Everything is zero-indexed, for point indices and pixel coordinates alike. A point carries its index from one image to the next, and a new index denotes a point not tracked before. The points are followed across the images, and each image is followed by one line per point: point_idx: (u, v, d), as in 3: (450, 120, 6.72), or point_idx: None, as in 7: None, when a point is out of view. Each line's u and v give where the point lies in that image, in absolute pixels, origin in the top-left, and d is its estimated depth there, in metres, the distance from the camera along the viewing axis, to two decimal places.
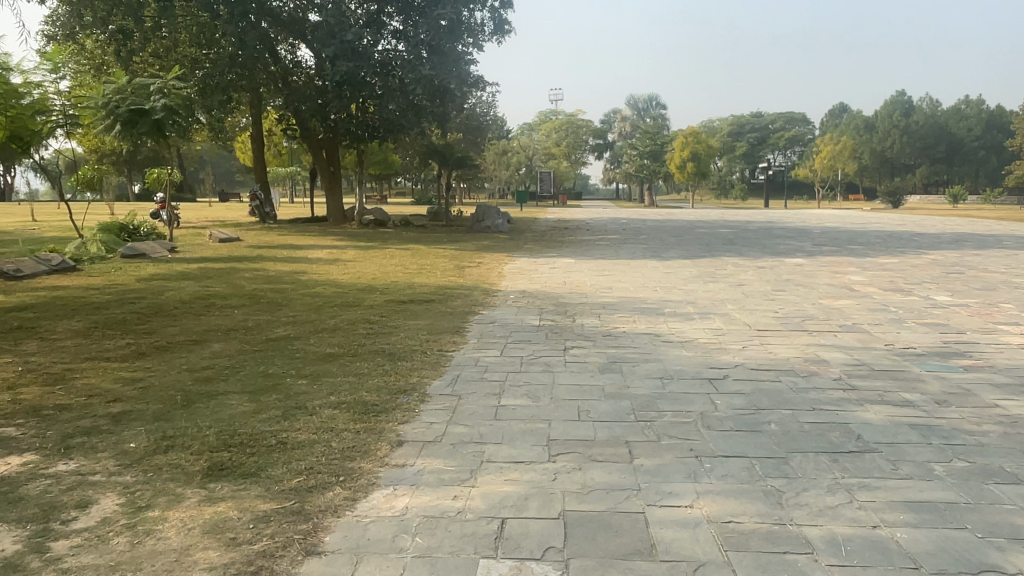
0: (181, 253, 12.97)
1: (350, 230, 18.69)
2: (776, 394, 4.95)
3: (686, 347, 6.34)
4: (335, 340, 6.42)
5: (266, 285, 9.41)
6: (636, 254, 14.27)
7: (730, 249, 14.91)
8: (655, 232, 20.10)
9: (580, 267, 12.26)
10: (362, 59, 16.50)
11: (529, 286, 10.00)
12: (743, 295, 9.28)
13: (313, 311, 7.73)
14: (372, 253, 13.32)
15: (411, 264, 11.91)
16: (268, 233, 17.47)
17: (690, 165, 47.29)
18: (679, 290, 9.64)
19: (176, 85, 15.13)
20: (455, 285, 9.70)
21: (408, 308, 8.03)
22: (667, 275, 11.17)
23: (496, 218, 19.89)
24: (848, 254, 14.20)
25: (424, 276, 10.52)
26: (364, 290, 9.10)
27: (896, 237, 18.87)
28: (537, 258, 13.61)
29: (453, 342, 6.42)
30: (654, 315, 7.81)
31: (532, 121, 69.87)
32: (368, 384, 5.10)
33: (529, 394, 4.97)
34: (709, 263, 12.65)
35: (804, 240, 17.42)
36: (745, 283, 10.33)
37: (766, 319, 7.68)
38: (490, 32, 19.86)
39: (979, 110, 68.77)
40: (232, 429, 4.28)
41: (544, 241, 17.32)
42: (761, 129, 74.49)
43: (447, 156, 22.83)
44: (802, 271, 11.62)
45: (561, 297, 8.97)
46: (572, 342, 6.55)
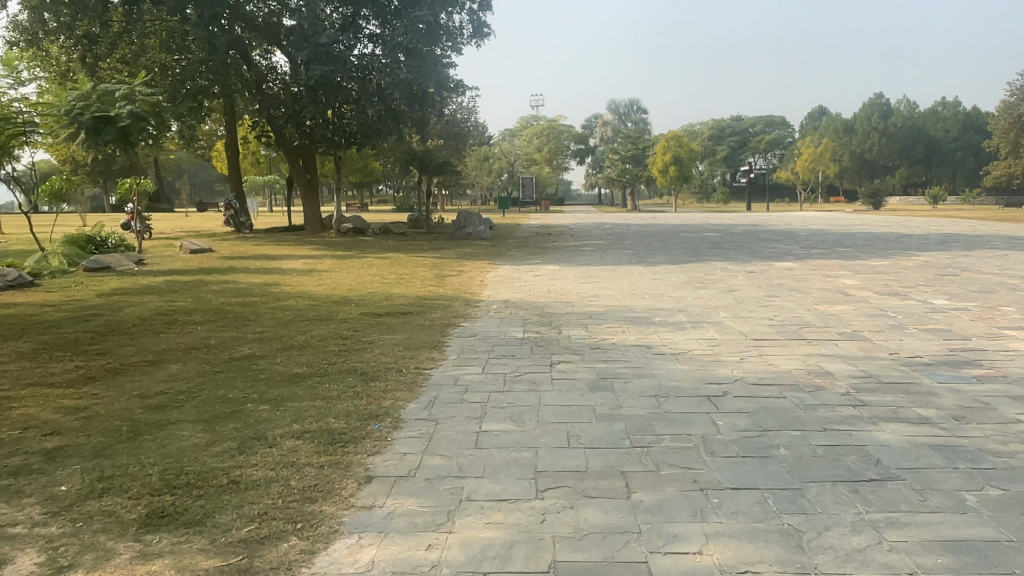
0: (149, 266, 12.43)
1: (328, 238, 18.19)
2: (782, 413, 4.55)
3: (681, 360, 5.94)
4: (304, 359, 5.94)
5: (235, 298, 8.91)
6: (622, 259, 13.90)
7: (717, 254, 14.59)
8: (640, 236, 19.77)
9: (565, 274, 11.86)
10: (337, 63, 16.02)
11: (512, 295, 9.59)
12: (736, 302, 8.92)
13: (282, 327, 7.24)
14: (349, 263, 12.85)
15: (389, 275, 11.45)
16: (243, 244, 16.92)
17: (672, 169, 47.18)
18: (669, 297, 9.26)
19: (143, 91, 14.52)
20: (435, 296, 9.25)
21: (384, 322, 7.56)
22: (655, 281, 10.80)
23: (478, 225, 19.45)
24: (837, 257, 13.91)
25: (403, 287, 10.05)
26: (338, 303, 8.62)
27: (882, 239, 18.67)
28: (521, 265, 13.21)
29: (431, 359, 5.98)
30: (645, 325, 7.41)
31: (514, 128, 69.62)
32: (336, 410, 4.63)
33: (513, 417, 4.53)
34: (698, 268, 12.30)
35: (791, 243, 17.15)
36: (736, 289, 9.98)
37: (762, 328, 7.30)
38: (469, 35, 19.46)
39: (956, 111, 69.36)
40: (180, 466, 3.80)
41: (527, 247, 16.91)
42: (742, 132, 74.72)
43: (428, 162, 22.38)
44: (793, 276, 11.29)
45: (547, 307, 8.55)
46: (560, 357, 6.12)
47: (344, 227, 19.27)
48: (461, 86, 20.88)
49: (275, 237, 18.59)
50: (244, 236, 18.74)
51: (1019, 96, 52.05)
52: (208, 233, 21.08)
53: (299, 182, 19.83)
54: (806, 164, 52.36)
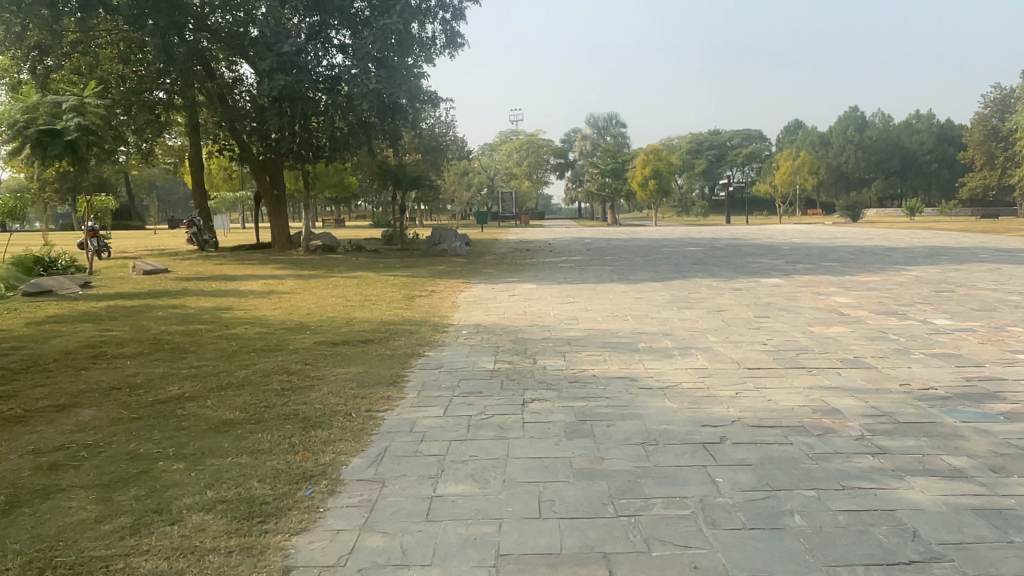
0: (95, 288, 11.54)
1: (295, 257, 17.37)
2: (793, 466, 3.85)
3: (669, 396, 5.24)
4: (239, 402, 5.17)
5: (178, 326, 8.08)
6: (602, 277, 13.24)
7: (701, 270, 14.00)
8: (620, 252, 19.17)
9: (542, 293, 11.17)
10: (302, 73, 15.30)
11: (484, 317, 8.88)
12: (725, 323, 8.27)
13: (222, 360, 6.45)
14: (312, 284, 12.04)
15: (354, 296, 10.67)
16: (204, 263, 16.06)
17: (652, 182, 46.86)
18: (653, 319, 8.59)
19: (92, 102, 13.54)
20: (399, 320, 8.48)
21: (340, 352, 6.80)
22: (637, 301, 10.12)
23: (453, 241, 18.75)
24: (825, 272, 13.36)
25: (367, 309, 9.29)
26: (292, 331, 7.84)
27: (867, 252, 18.22)
28: (495, 283, 12.49)
29: (386, 398, 5.23)
30: (628, 353, 6.71)
31: (493, 142, 69.15)
32: (263, 471, 3.88)
33: (474, 475, 3.80)
34: (682, 286, 11.66)
35: (776, 258, 16.60)
36: (723, 308, 9.34)
37: (756, 354, 6.64)
38: (442, 46, 18.82)
39: (929, 124, 69.97)
40: (53, 552, 3.05)
41: (504, 264, 16.21)
42: (720, 146, 74.88)
43: (401, 176, 21.66)
44: (782, 293, 10.68)
45: (521, 332, 7.83)
46: (532, 393, 5.39)
47: (313, 245, 18.46)
48: (435, 98, 20.24)
49: (240, 255, 17.75)
50: (207, 255, 17.88)
51: (993, 109, 52.49)
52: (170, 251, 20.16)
53: (266, 198, 19.02)
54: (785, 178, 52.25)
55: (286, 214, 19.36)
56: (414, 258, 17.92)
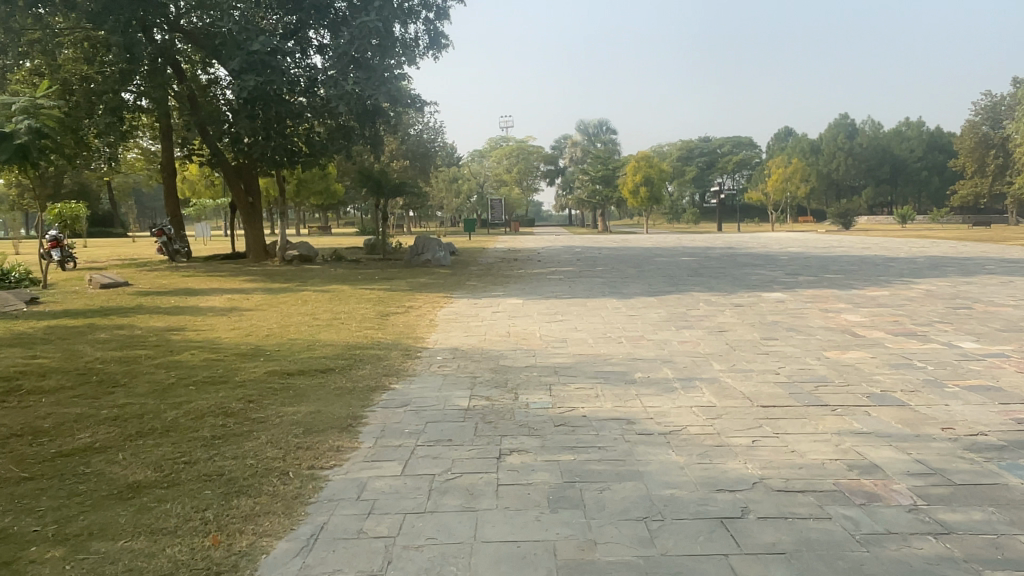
0: (41, 304, 10.58)
1: (269, 268, 16.45)
2: (838, 556, 3.00)
3: (674, 447, 4.37)
4: (156, 456, 4.28)
5: (116, 351, 7.16)
6: (593, 290, 12.41)
7: (697, 283, 13.19)
8: (611, 262, 18.36)
9: (528, 309, 10.32)
10: (274, 72, 14.40)
11: (462, 339, 8.00)
12: (730, 347, 7.43)
13: (152, 398, 5.55)
14: (281, 299, 11.13)
15: (323, 314, 9.78)
16: (170, 275, 15.09)
17: (643, 189, 46.20)
18: (649, 341, 7.74)
19: (43, 104, 12.24)
20: (367, 344, 7.59)
21: (293, 386, 5.92)
22: (632, 319, 9.29)
23: (436, 250, 17.86)
24: (828, 286, 12.58)
25: (334, 331, 8.40)
26: (243, 357, 6.95)
27: (868, 263, 17.49)
28: (479, 298, 11.63)
29: (335, 451, 4.35)
30: (623, 386, 5.84)
31: (482, 149, 68.40)
32: (157, 565, 3.01)
33: (429, 570, 2.93)
34: (679, 301, 10.84)
35: (775, 269, 15.81)
36: (727, 328, 8.50)
37: (770, 387, 5.80)
38: (425, 47, 17.98)
39: (918, 131, 69.71)
40: None
41: (490, 276, 15.36)
42: (710, 153, 74.45)
43: (384, 183, 20.79)
44: (787, 310, 9.86)
45: (502, 358, 6.96)
46: (510, 442, 4.50)
47: (288, 255, 17.52)
48: (419, 101, 19.44)
49: (211, 267, 16.81)
50: (177, 266, 16.94)
51: (984, 117, 51.97)
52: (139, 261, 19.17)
53: (239, 205, 18.08)
54: (777, 185, 51.63)
55: (261, 222, 18.43)
56: (395, 269, 17.05)
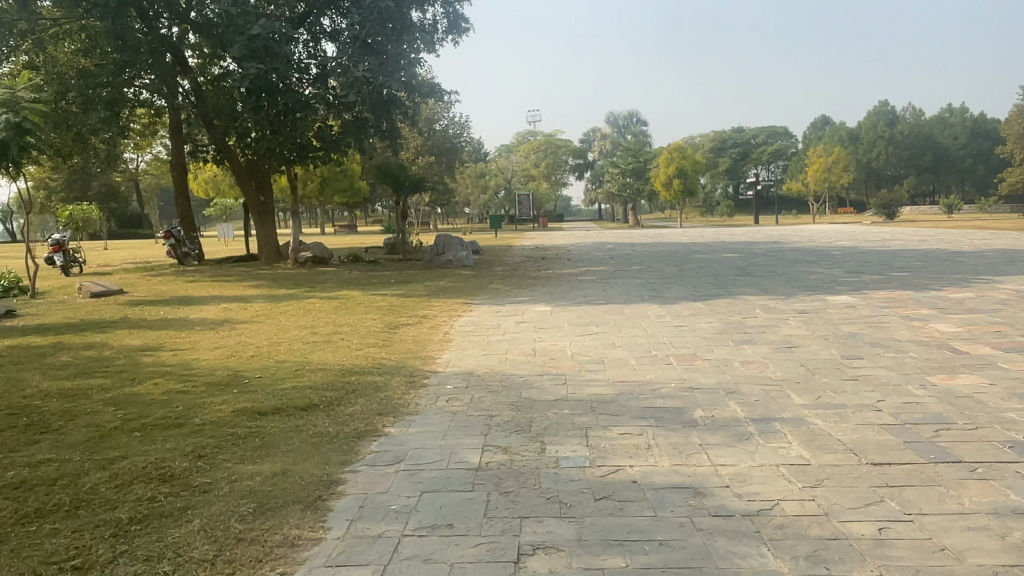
0: (17, 318, 9.53)
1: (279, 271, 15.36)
2: None
3: (770, 543, 3.04)
4: (39, 557, 3.08)
5: (67, 382, 6.00)
6: (630, 294, 11.07)
7: (748, 284, 11.77)
8: (646, 260, 16.98)
9: (557, 319, 9.04)
10: (276, 57, 13.26)
11: (477, 360, 6.74)
12: (806, 370, 6.07)
13: (79, 452, 4.37)
14: (281, 309, 9.95)
15: (324, 326, 8.61)
16: (172, 281, 14.03)
17: (676, 182, 44.53)
18: (706, 363, 6.39)
19: (24, 94, 11.09)
20: (365, 370, 6.33)
21: (262, 432, 4.68)
22: (680, 330, 7.95)
23: (458, 250, 16.69)
24: (898, 287, 11.08)
25: (331, 350, 7.18)
26: (214, 389, 5.74)
27: (933, 258, 15.84)
28: (502, 305, 10.36)
29: (284, 550, 3.09)
30: (681, 430, 4.53)
31: (510, 143, 67.10)
32: None
33: None
34: (731, 308, 9.46)
35: (830, 266, 14.29)
36: (795, 344, 7.12)
37: (874, 435, 4.45)
38: (444, 31, 16.74)
39: (961, 118, 66.85)
40: None
41: (515, 277, 14.07)
42: (744, 144, 72.19)
43: (403, 180, 19.61)
44: (861, 318, 8.42)
45: (526, 386, 5.69)
46: (534, 531, 3.21)
47: (301, 257, 16.41)
48: (438, 91, 18.24)
49: (219, 271, 15.80)
50: (184, 271, 15.96)
51: None
52: (147, 265, 18.24)
53: (250, 205, 16.97)
54: (817, 175, 49.52)
55: (273, 222, 17.30)
56: (414, 270, 15.88)
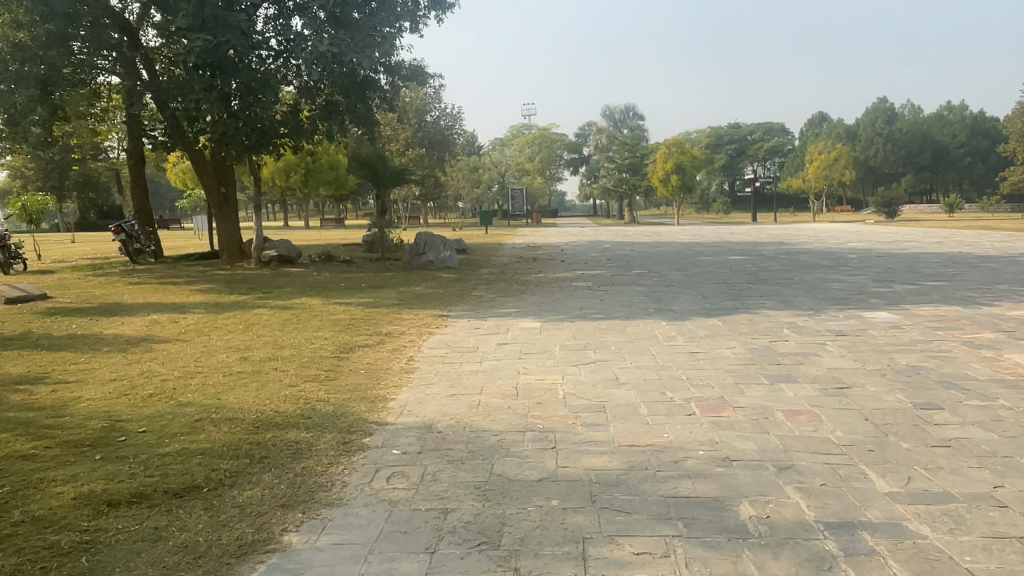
0: None
1: (238, 272, 13.76)
2: None
3: None
4: None
5: None
6: (633, 306, 9.55)
7: (767, 296, 10.23)
8: (647, 262, 15.44)
9: (547, 339, 7.49)
10: (228, 29, 11.68)
11: (439, 404, 5.18)
12: (874, 429, 4.56)
13: None
14: (218, 323, 8.34)
15: (262, 348, 7.04)
16: (112, 283, 12.41)
17: (673, 177, 42.94)
18: (740, 414, 4.85)
19: None
20: (288, 422, 4.75)
21: (97, 545, 3.12)
22: (698, 359, 6.43)
23: (440, 249, 15.10)
24: (942, 301, 9.56)
25: (256, 388, 5.62)
26: (71, 454, 4.17)
27: (964, 264, 14.34)
28: (483, 319, 8.80)
29: None
30: (727, 550, 2.98)
31: (504, 137, 65.55)
32: None
33: None
34: (755, 328, 7.92)
35: (854, 273, 12.76)
36: (848, 384, 5.59)
37: (1020, 562, 2.91)
38: (427, 7, 15.12)
39: (961, 116, 65.47)
40: None
41: (501, 282, 12.53)
42: (740, 140, 70.81)
43: (381, 171, 18.00)
44: (916, 346, 6.91)
45: (500, 454, 4.13)
46: None
47: (265, 256, 14.79)
48: (423, 74, 16.61)
49: (172, 271, 14.20)
50: (134, 270, 14.35)
51: None
52: (99, 262, 16.61)
53: (210, 197, 15.34)
54: (818, 172, 47.94)
55: (236, 217, 15.66)
56: (390, 272, 14.30)
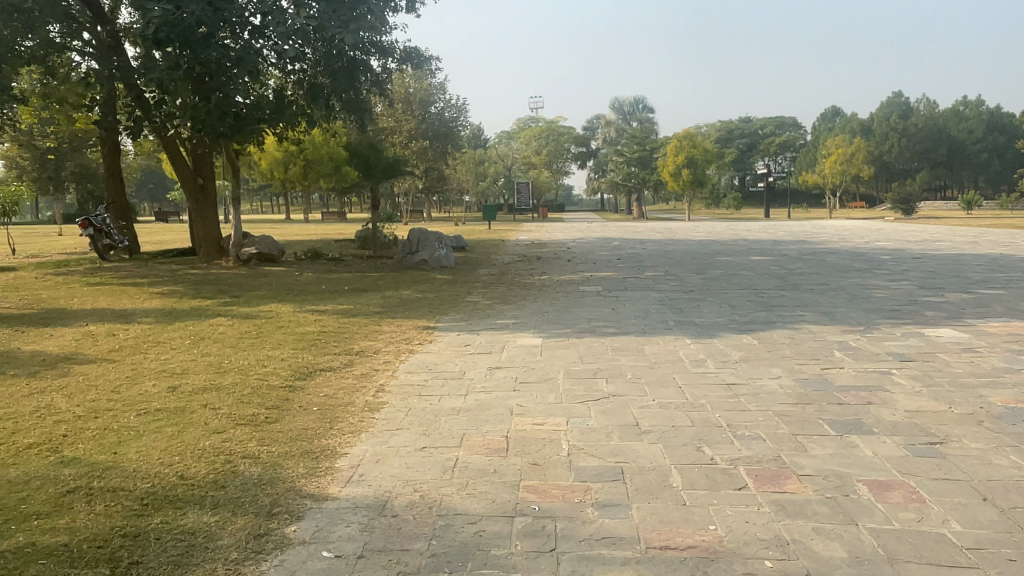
0: None
1: (212, 271, 12.51)
2: None
3: None
4: None
5: None
6: (650, 317, 8.24)
7: (805, 306, 8.88)
8: (661, 263, 14.10)
9: (549, 362, 6.17)
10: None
11: (402, 464, 3.89)
12: (1004, 519, 3.25)
13: None
14: (162, 338, 7.05)
15: (201, 373, 5.76)
16: (68, 284, 11.16)
17: (685, 172, 41.50)
18: (810, 489, 3.55)
19: None
20: (191, 499, 3.45)
21: None
22: (737, 396, 5.12)
23: (435, 247, 13.85)
24: (1008, 314, 8.24)
25: (171, 434, 4.34)
26: None
27: (1011, 267, 13.00)
28: (474, 334, 7.51)
29: None
30: None
31: (510, 130, 64.20)
32: None
33: None
34: (799, 349, 6.59)
35: (894, 278, 11.42)
36: (939, 438, 4.29)
37: None
38: None
39: (978, 111, 63.80)
40: None
41: (500, 285, 11.24)
42: (751, 134, 69.31)
43: (373, 162, 16.72)
44: (1004, 377, 5.61)
45: (474, 563, 2.84)
46: None
47: (243, 253, 13.53)
48: (420, 60, 15.27)
49: (142, 270, 12.94)
50: (100, 269, 13.11)
51: None
52: (69, 259, 15.36)
53: (186, 188, 14.12)
54: (835, 167, 46.28)
55: (214, 211, 14.43)
56: (380, 272, 13.04)
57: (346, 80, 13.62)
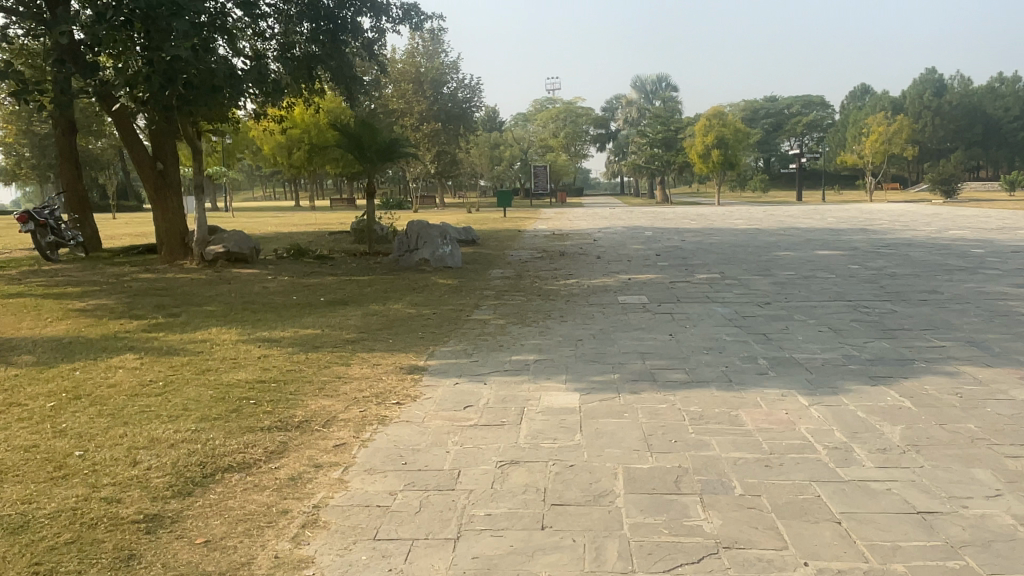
0: None
1: (167, 277, 10.27)
2: None
3: None
4: None
5: None
6: (731, 352, 5.81)
7: (935, 330, 6.44)
8: (710, 261, 11.66)
9: (595, 453, 3.80)
10: None
11: None
12: None
13: None
14: (13, 399, 4.71)
15: (21, 483, 3.44)
16: None
17: (714, 153, 38.78)
18: None
19: None
20: None
21: None
22: (960, 557, 2.72)
23: (437, 243, 11.50)
24: None
25: None
26: None
27: None
28: (476, 384, 5.13)
29: None
30: None
31: (526, 112, 61.59)
32: None
33: None
34: (986, 421, 4.17)
35: (1018, 284, 8.92)
36: None
37: None
38: None
39: (1015, 88, 60.42)
40: None
41: (517, 294, 8.86)
42: (777, 114, 66.27)
43: (367, 143, 14.41)
44: None
45: None
46: None
47: (208, 252, 11.34)
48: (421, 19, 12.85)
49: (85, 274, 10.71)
50: (37, 272, 10.90)
51: None
52: (15, 258, 13.13)
53: (143, 175, 11.84)
54: (875, 146, 43.31)
55: (178, 200, 12.16)
56: (370, 275, 10.71)
57: (331, 42, 11.27)
